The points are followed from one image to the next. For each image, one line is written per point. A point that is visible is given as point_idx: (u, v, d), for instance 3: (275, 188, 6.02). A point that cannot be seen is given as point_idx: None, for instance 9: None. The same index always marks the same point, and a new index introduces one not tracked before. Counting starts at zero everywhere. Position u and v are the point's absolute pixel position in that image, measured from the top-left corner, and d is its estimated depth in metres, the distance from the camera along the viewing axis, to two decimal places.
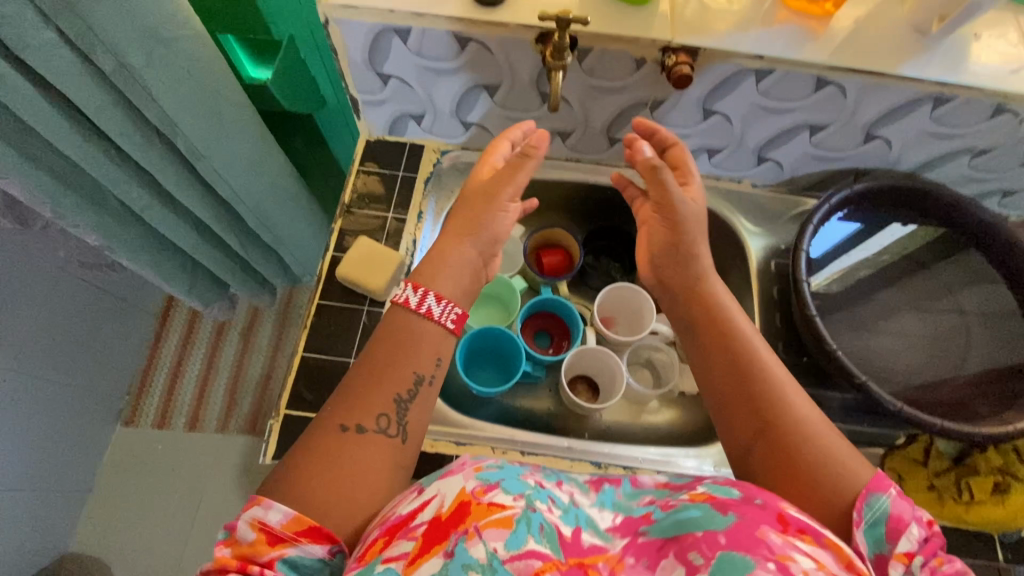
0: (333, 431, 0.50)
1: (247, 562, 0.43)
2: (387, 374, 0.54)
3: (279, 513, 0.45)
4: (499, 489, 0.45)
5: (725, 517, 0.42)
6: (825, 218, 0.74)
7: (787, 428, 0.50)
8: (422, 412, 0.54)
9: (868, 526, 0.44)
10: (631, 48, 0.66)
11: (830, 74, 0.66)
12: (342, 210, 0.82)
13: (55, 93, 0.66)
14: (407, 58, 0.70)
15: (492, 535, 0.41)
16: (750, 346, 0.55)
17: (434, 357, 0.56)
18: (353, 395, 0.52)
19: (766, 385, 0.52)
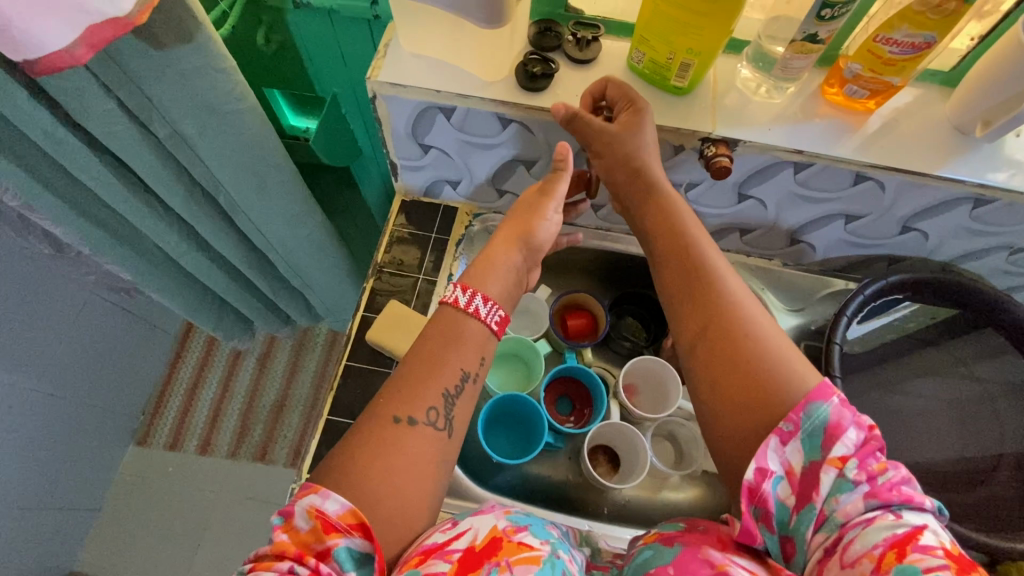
0: (388, 423, 0.52)
1: (306, 549, 0.46)
2: (432, 365, 0.56)
3: (335, 502, 0.47)
4: (526, 531, 0.52)
5: (674, 548, 0.50)
6: (859, 310, 0.74)
7: (765, 374, 0.50)
8: (467, 410, 0.56)
9: (803, 438, 0.47)
10: (671, 135, 0.66)
11: (869, 171, 0.66)
12: (374, 269, 0.84)
13: (106, 153, 0.68)
14: (449, 132, 0.72)
15: (521, 568, 0.48)
16: (710, 287, 0.56)
17: (479, 355, 0.58)
18: (399, 390, 0.54)
19: (720, 318, 0.54)
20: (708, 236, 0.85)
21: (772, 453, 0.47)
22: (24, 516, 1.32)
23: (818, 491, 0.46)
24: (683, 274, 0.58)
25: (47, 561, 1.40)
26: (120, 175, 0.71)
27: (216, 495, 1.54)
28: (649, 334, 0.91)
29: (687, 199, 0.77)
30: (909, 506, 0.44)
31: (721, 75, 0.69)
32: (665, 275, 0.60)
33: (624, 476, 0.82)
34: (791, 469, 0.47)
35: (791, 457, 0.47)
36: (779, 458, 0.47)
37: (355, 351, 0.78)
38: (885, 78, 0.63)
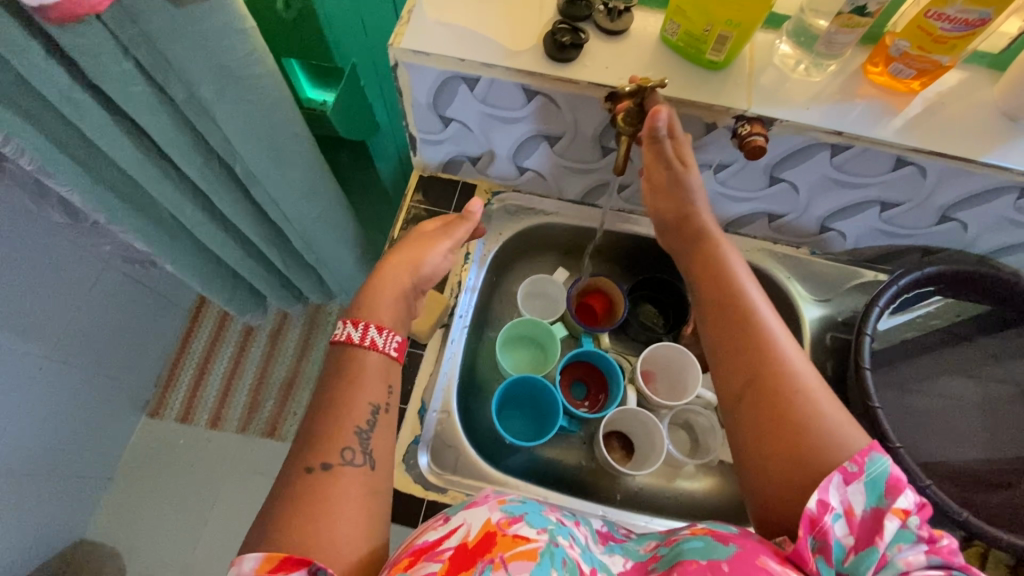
0: (302, 474, 0.50)
1: None
2: (339, 405, 0.54)
3: (249, 559, 0.44)
4: (522, 522, 0.47)
5: (729, 546, 0.46)
6: (893, 301, 0.71)
7: (809, 428, 0.49)
8: (386, 440, 0.54)
9: (867, 483, 0.45)
10: (703, 112, 0.63)
11: (911, 155, 0.63)
12: (390, 246, 0.82)
13: (123, 117, 0.67)
14: (472, 104, 0.69)
15: (517, 566, 0.44)
16: (763, 332, 0.54)
17: (386, 384, 0.57)
18: (309, 442, 0.51)
19: (775, 368, 0.51)
20: (735, 221, 0.82)
21: (834, 489, 0.45)
22: (38, 482, 1.34)
23: (879, 536, 0.44)
24: (731, 318, 0.55)
25: (62, 525, 1.42)
26: (135, 141, 0.70)
27: (226, 468, 1.55)
28: (666, 320, 0.88)
29: (716, 181, 0.74)
30: (959, 572, 0.44)
31: (759, 50, 0.66)
32: (708, 318, 0.57)
33: (638, 464, 0.80)
34: (852, 510, 0.45)
35: (853, 498, 0.45)
36: (841, 496, 0.45)
37: None
38: (934, 57, 0.59)
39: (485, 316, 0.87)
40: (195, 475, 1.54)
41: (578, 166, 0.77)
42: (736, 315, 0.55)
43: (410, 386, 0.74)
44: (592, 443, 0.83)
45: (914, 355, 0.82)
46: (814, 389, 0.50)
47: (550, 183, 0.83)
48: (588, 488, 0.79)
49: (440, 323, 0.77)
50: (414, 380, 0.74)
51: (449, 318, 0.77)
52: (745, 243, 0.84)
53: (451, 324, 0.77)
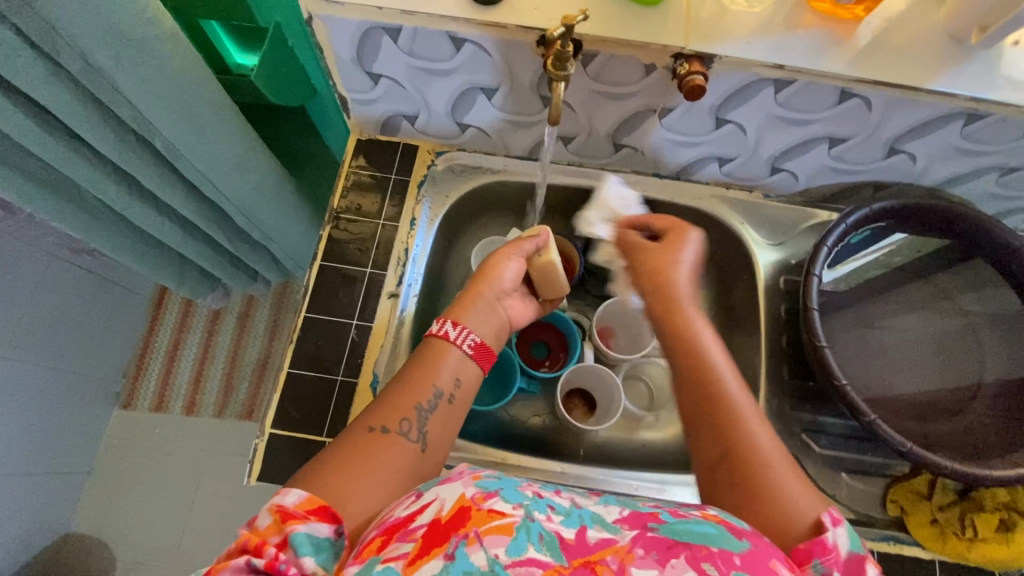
0: (363, 432, 0.51)
1: (265, 542, 0.41)
2: (421, 381, 0.56)
3: (293, 493, 0.44)
4: (497, 497, 0.42)
5: (740, 542, 0.40)
6: (841, 240, 0.70)
7: (777, 496, 0.46)
8: (443, 426, 0.54)
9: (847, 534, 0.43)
10: (640, 52, 0.60)
11: (855, 86, 0.61)
12: (330, 217, 0.78)
13: (17, 93, 0.61)
14: (398, 58, 0.65)
15: (491, 542, 0.38)
16: (735, 406, 0.51)
17: (454, 377, 0.57)
18: (374, 406, 0.53)
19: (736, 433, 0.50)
20: (687, 167, 0.80)
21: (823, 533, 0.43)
22: (9, 482, 1.30)
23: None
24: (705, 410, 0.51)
25: (39, 523, 1.40)
26: (37, 118, 0.64)
27: (204, 455, 1.52)
28: None
29: (661, 127, 0.72)
30: None
31: None
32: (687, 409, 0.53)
33: (600, 418, 0.81)
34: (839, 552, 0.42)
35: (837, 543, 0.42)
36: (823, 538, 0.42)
37: (315, 302, 0.74)
38: None
39: (440, 281, 0.83)
40: (172, 463, 1.52)
41: (521, 119, 0.74)
42: (707, 396, 0.52)
43: (360, 360, 0.72)
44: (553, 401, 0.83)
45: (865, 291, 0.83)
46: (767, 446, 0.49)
47: (495, 140, 0.79)
48: (551, 448, 0.79)
49: (388, 292, 0.75)
50: (364, 354, 0.72)
51: (398, 287, 0.75)
52: (695, 191, 0.82)
53: (400, 292, 0.75)
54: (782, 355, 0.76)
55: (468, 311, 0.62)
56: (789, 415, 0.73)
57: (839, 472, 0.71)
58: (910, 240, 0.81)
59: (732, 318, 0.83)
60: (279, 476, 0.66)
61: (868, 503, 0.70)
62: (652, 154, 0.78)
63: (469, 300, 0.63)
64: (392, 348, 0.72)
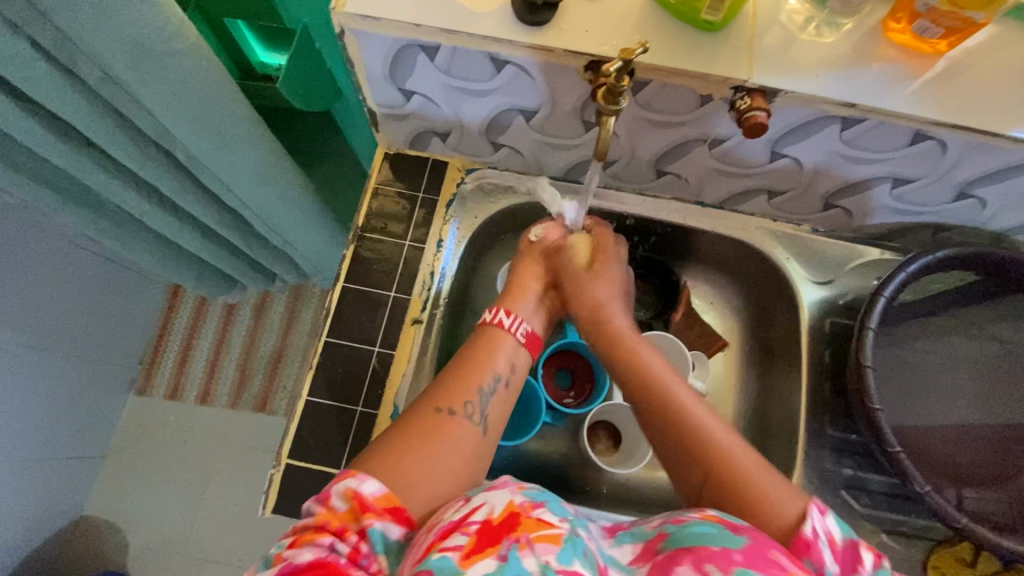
0: (431, 411, 0.53)
1: (344, 529, 0.43)
2: (481, 365, 0.58)
3: (372, 484, 0.45)
4: (545, 507, 0.44)
5: (738, 537, 0.41)
6: (901, 289, 0.65)
7: (758, 497, 0.48)
8: (501, 410, 0.57)
9: (835, 518, 0.47)
10: (697, 82, 0.55)
11: (931, 129, 0.56)
12: (355, 235, 0.75)
13: (35, 103, 0.59)
14: (434, 76, 0.61)
15: (542, 549, 0.40)
16: (701, 422, 0.55)
17: (510, 363, 0.60)
18: (435, 390, 0.56)
19: (707, 447, 0.53)
20: (732, 197, 0.75)
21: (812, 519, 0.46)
22: (26, 468, 1.31)
23: (857, 567, 0.44)
24: (678, 429, 0.55)
25: (54, 507, 1.41)
26: (55, 127, 0.62)
27: (215, 449, 1.51)
28: (660, 303, 0.83)
29: (710, 156, 0.67)
30: None
31: (763, 4, 0.57)
32: (657, 433, 0.56)
33: (624, 456, 0.78)
34: (832, 538, 0.45)
35: (830, 528, 0.46)
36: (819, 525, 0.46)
37: (336, 325, 0.71)
38: (966, 14, 0.51)
39: (466, 302, 0.80)
40: (184, 455, 1.51)
41: (560, 141, 0.69)
42: (674, 417, 0.55)
43: (381, 390, 0.69)
44: (576, 433, 0.80)
45: (915, 331, 0.76)
46: (743, 453, 0.52)
47: (530, 161, 0.75)
48: (572, 485, 0.76)
49: (413, 318, 0.72)
50: (385, 383, 0.69)
51: (422, 313, 0.72)
52: (740, 222, 0.77)
53: (425, 319, 0.72)
54: (823, 403, 0.72)
55: (519, 302, 0.66)
56: (826, 468, 0.70)
57: (878, 533, 0.67)
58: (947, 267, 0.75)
59: (771, 354, 0.80)
60: (293, 508, 0.65)
61: (907, 569, 0.66)
62: (696, 183, 0.73)
63: (518, 293, 0.67)
64: (414, 378, 0.70)
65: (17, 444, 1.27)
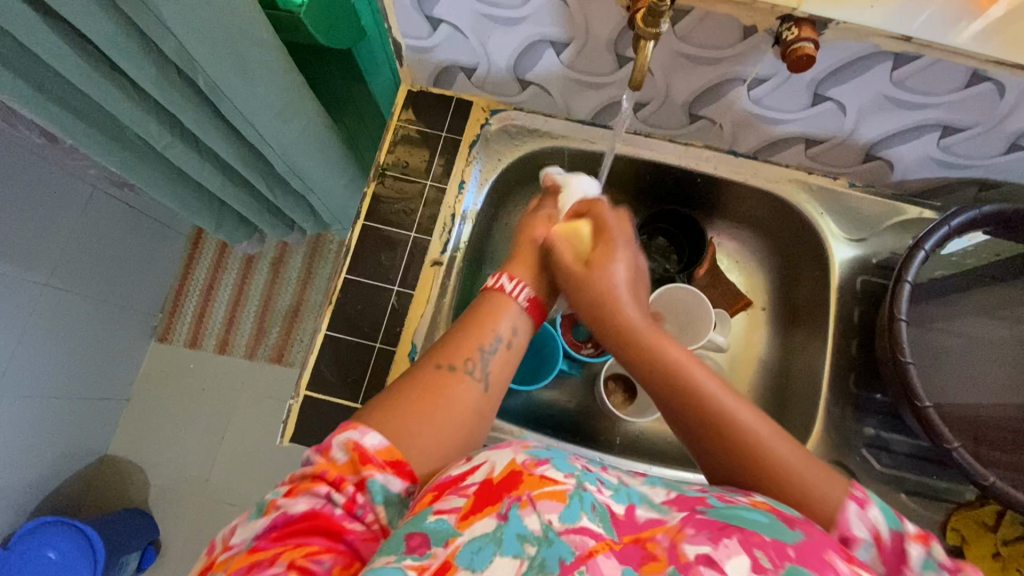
0: (432, 366, 0.49)
1: (341, 480, 0.40)
2: (483, 326, 0.53)
3: (373, 436, 0.41)
4: (550, 465, 0.38)
5: (793, 532, 0.35)
6: (942, 244, 0.62)
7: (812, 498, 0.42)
8: (506, 368, 0.51)
9: (882, 508, 0.41)
10: (742, 11, 0.52)
11: (991, 69, 0.52)
12: (376, 173, 0.74)
13: (57, 18, 0.57)
14: (462, 1, 0.58)
15: (546, 507, 0.35)
16: (731, 410, 0.46)
17: (512, 325, 0.54)
18: (444, 343, 0.51)
19: (743, 438, 0.45)
20: (768, 146, 0.72)
21: (855, 520, 0.40)
22: (53, 405, 1.34)
23: (905, 566, 0.39)
24: (712, 427, 0.46)
25: (80, 446, 1.44)
26: (79, 47, 0.61)
27: (235, 396, 1.53)
28: (682, 258, 0.81)
29: (749, 99, 0.64)
30: None
31: None
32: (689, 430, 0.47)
33: (639, 408, 0.78)
34: (878, 533, 0.40)
35: (875, 521, 0.40)
36: (865, 524, 0.40)
37: (355, 263, 0.71)
38: None
39: (485, 249, 0.79)
40: (203, 402, 1.53)
41: (590, 79, 0.67)
42: (701, 407, 0.47)
43: (399, 328, 0.69)
44: (593, 384, 0.80)
45: (949, 290, 0.74)
46: (791, 455, 0.44)
47: (558, 100, 0.73)
48: (587, 432, 0.76)
49: (432, 258, 0.71)
50: (403, 321, 0.69)
51: (442, 254, 0.71)
52: (776, 173, 0.74)
53: (445, 260, 0.71)
54: (849, 362, 0.70)
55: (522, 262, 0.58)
56: (848, 427, 0.68)
57: (897, 493, 0.66)
58: (990, 240, 0.73)
59: (796, 313, 0.78)
60: (311, 439, 0.65)
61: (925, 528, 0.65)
62: (731, 129, 0.70)
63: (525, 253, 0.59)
64: (432, 319, 0.69)
65: (41, 381, 1.29)
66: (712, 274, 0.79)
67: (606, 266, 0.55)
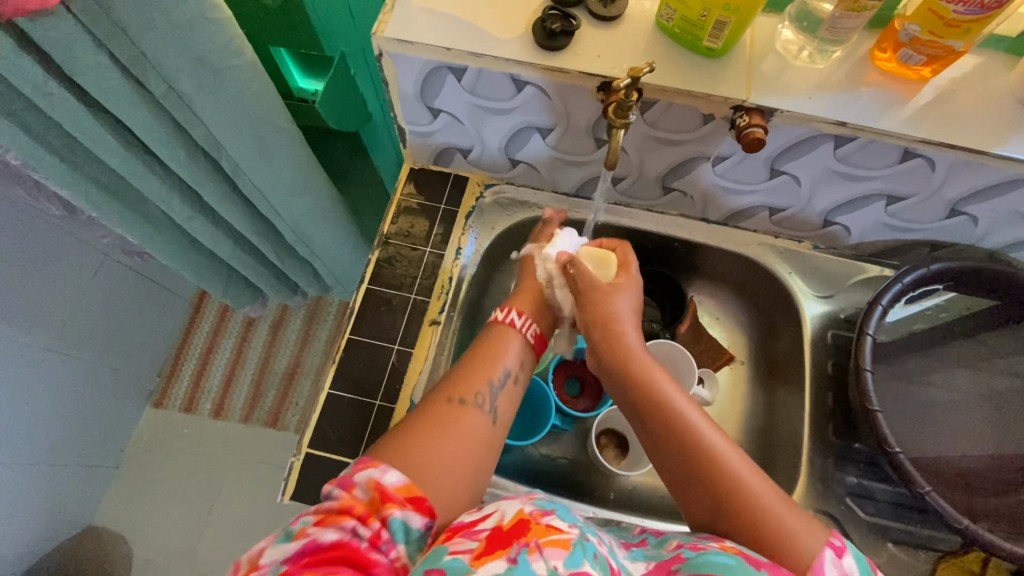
0: (442, 401, 0.53)
1: (365, 517, 0.43)
2: (488, 363, 0.58)
3: (394, 474, 0.45)
4: (554, 515, 0.43)
5: (757, 571, 0.40)
6: (897, 300, 0.68)
7: (777, 541, 0.45)
8: (510, 400, 0.57)
9: (856, 557, 0.45)
10: (700, 102, 0.60)
11: (919, 147, 0.60)
12: (380, 241, 0.80)
13: (102, 111, 0.65)
14: (460, 95, 0.67)
15: (552, 553, 0.39)
16: (709, 445, 0.51)
17: (518, 360, 0.61)
18: (453, 375, 0.56)
19: (721, 473, 0.49)
20: (736, 214, 0.79)
21: (829, 562, 0.44)
22: (42, 472, 1.32)
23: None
24: (690, 463, 0.50)
25: (64, 518, 1.40)
26: (118, 135, 0.68)
27: (228, 461, 1.51)
28: (666, 316, 0.86)
29: (713, 173, 0.72)
30: None
31: (760, 35, 0.63)
32: (664, 463, 0.52)
33: (631, 462, 0.80)
34: None
35: (850, 571, 0.44)
36: (838, 569, 0.44)
37: (359, 324, 0.75)
38: (946, 42, 0.56)
39: (481, 309, 0.83)
40: (195, 468, 1.51)
41: (572, 158, 0.75)
42: (684, 437, 0.52)
43: (399, 386, 0.72)
44: (584, 440, 0.82)
45: (913, 341, 0.79)
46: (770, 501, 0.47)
47: (545, 176, 0.81)
48: (582, 487, 0.78)
49: (431, 319, 0.76)
50: (403, 379, 0.73)
51: (440, 314, 0.76)
52: (746, 238, 0.81)
53: (443, 320, 0.76)
54: (826, 413, 0.74)
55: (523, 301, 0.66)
56: (832, 476, 0.71)
57: (884, 542, 0.68)
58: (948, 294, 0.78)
59: (775, 368, 0.82)
60: (312, 496, 0.67)
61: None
62: (701, 200, 0.78)
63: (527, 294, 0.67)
64: (430, 376, 0.73)
65: (35, 447, 1.28)
66: (693, 330, 0.84)
67: (614, 297, 0.61)
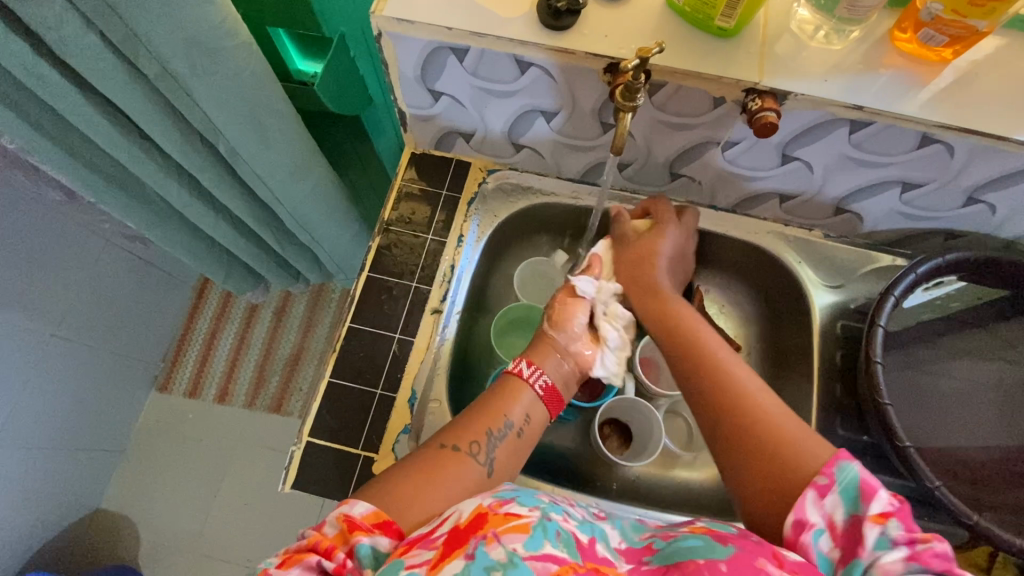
0: (437, 447, 0.53)
1: (332, 549, 0.43)
2: (492, 413, 0.57)
3: (361, 504, 0.45)
4: (513, 502, 0.42)
5: (726, 547, 0.39)
6: (910, 291, 0.67)
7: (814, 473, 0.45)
8: (511, 454, 0.55)
9: (840, 491, 0.43)
10: (711, 84, 0.58)
11: (939, 132, 0.58)
12: (380, 227, 0.79)
13: (95, 93, 0.64)
14: (462, 77, 0.65)
15: (509, 538, 0.38)
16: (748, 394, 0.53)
17: (525, 413, 0.58)
18: (457, 425, 0.56)
19: (761, 422, 0.50)
20: (745, 201, 0.77)
21: (811, 506, 0.44)
22: (49, 456, 1.33)
23: (862, 546, 0.41)
24: (729, 405, 0.53)
25: (71, 501, 1.42)
26: (112, 118, 0.67)
27: (233, 446, 1.52)
28: (674, 305, 0.85)
29: (723, 159, 0.70)
30: None
31: (775, 14, 0.61)
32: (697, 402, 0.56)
33: (635, 452, 0.79)
34: (833, 519, 0.43)
35: (832, 509, 0.43)
36: (820, 510, 0.43)
37: (360, 313, 0.74)
38: (969, 22, 0.53)
39: (483, 297, 0.82)
40: (200, 453, 1.52)
41: (578, 143, 0.73)
42: (720, 385, 0.55)
43: (401, 375, 0.71)
44: (588, 430, 0.81)
45: (925, 332, 0.77)
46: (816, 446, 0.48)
47: (549, 162, 0.79)
48: (585, 477, 0.77)
49: (432, 308, 0.75)
50: (404, 368, 0.72)
51: (442, 303, 0.75)
52: (755, 225, 0.79)
53: (445, 309, 0.74)
54: (834, 404, 0.73)
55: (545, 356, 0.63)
56: None
57: None
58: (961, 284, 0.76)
59: (783, 359, 0.81)
60: (313, 486, 0.67)
61: None
62: (710, 186, 0.76)
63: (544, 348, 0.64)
64: (431, 365, 0.72)
65: (41, 432, 1.29)
66: (700, 319, 0.83)
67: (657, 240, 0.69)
